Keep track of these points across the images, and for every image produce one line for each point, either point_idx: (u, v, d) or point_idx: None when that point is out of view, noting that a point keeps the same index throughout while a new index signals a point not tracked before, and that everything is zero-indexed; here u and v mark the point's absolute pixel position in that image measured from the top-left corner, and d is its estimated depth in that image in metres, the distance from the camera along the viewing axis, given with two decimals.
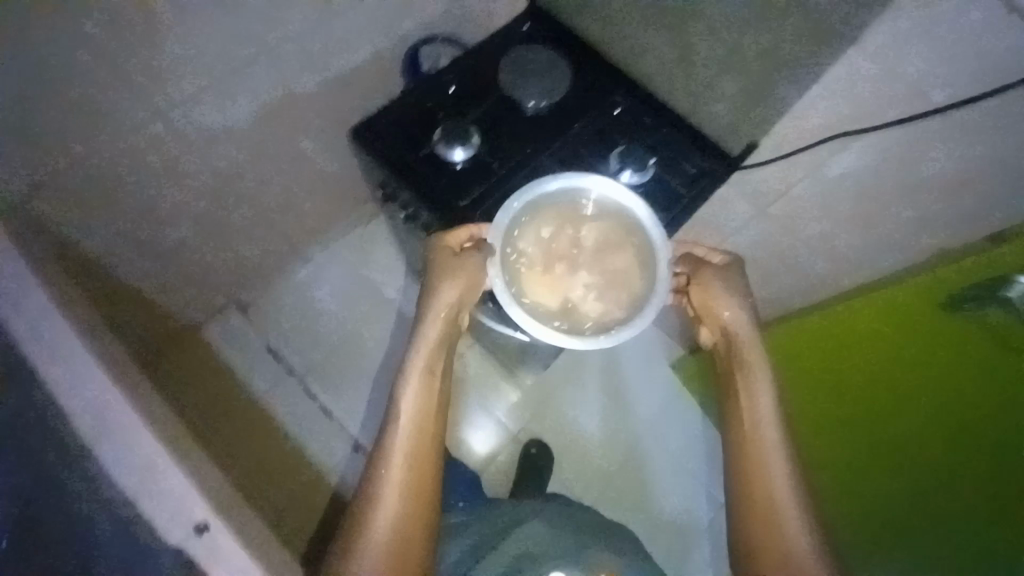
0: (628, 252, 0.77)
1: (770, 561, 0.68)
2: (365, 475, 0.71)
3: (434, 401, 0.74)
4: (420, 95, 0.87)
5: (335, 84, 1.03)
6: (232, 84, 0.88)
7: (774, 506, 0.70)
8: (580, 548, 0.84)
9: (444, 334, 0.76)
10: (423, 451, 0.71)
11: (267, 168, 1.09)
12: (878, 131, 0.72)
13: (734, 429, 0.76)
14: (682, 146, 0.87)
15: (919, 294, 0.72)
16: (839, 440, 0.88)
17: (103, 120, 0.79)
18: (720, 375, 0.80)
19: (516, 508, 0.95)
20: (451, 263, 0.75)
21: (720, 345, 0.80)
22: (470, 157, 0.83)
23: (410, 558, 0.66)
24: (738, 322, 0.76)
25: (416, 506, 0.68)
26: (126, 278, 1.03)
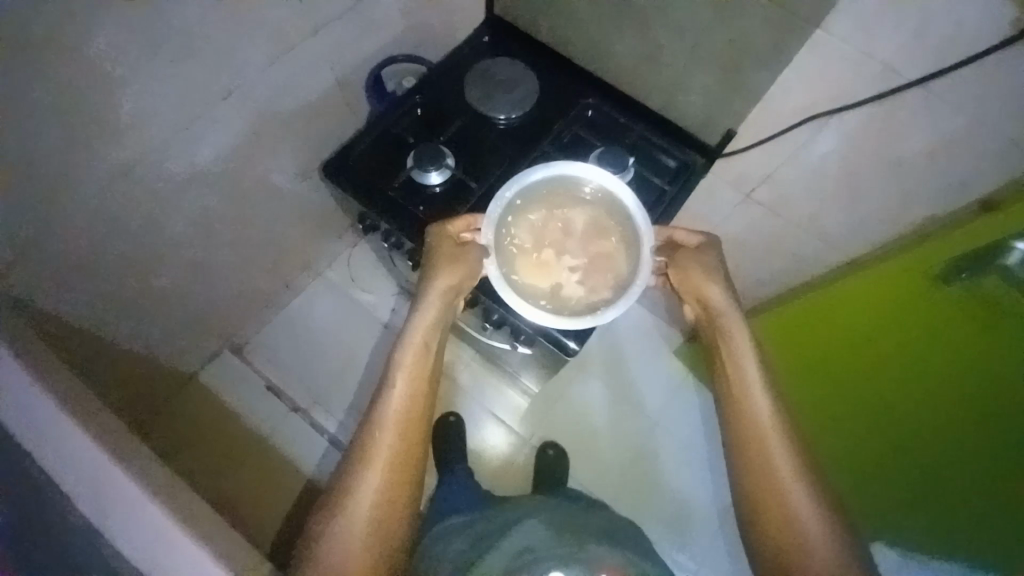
0: (615, 237, 0.79)
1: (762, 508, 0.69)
2: (354, 442, 0.71)
3: (423, 381, 0.74)
4: (388, 121, 0.85)
5: (305, 115, 1.01)
6: (198, 131, 0.86)
7: (761, 443, 0.70)
8: (581, 544, 0.76)
9: (439, 319, 0.76)
10: (413, 419, 0.72)
11: (245, 207, 1.07)
12: (852, 110, 0.74)
13: (725, 384, 0.75)
14: (658, 143, 0.85)
15: (912, 271, 0.74)
16: (839, 425, 0.89)
17: (69, 184, 0.77)
18: (707, 345, 0.79)
19: (513, 508, 0.87)
20: (450, 252, 0.76)
21: (703, 320, 0.78)
22: (447, 180, 0.82)
23: (390, 540, 0.67)
24: (722, 297, 0.75)
25: (398, 487, 0.69)
26: (114, 337, 1.01)
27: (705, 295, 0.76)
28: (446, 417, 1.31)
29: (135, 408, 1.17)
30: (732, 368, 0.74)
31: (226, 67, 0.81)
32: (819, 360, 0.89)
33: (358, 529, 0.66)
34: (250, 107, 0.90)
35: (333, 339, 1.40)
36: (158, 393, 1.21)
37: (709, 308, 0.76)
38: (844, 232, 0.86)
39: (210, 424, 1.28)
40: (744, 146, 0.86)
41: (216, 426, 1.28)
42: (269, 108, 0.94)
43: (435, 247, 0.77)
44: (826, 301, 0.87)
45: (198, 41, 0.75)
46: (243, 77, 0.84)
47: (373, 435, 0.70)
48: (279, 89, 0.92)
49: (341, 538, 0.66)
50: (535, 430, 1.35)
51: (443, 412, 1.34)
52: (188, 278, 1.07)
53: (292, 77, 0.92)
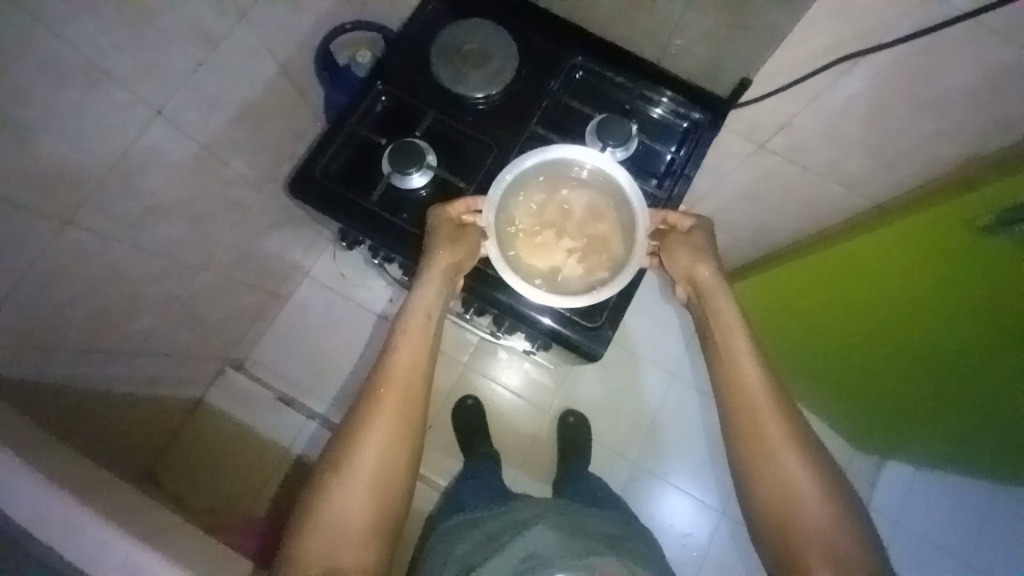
0: (612, 219, 0.72)
1: (770, 480, 0.67)
2: (359, 399, 0.70)
3: (421, 353, 0.71)
4: (355, 120, 0.78)
5: (254, 115, 0.88)
6: (145, 160, 0.72)
7: (757, 411, 0.69)
8: (588, 552, 0.73)
9: (439, 295, 0.72)
10: (412, 392, 0.70)
11: (217, 230, 0.95)
12: (887, 50, 0.65)
13: (717, 358, 0.74)
14: (661, 101, 0.80)
15: (954, 217, 0.67)
16: (880, 340, 0.93)
17: (18, 255, 0.63)
18: (698, 323, 0.77)
19: (518, 512, 0.85)
20: (451, 233, 0.71)
21: (693, 299, 0.77)
22: (430, 181, 0.76)
23: (383, 513, 0.65)
24: (711, 275, 0.74)
25: (397, 455, 0.67)
26: (113, 392, 0.92)
27: (695, 274, 0.75)
28: (463, 402, 1.32)
29: (146, 454, 1.09)
30: (727, 337, 0.73)
31: (151, 80, 0.67)
32: (852, 293, 0.89)
33: (356, 490, 0.65)
34: (192, 121, 0.76)
35: (337, 340, 1.37)
36: (170, 425, 1.15)
37: (698, 286, 0.75)
38: (867, 175, 0.83)
39: (224, 456, 1.22)
40: (758, 94, 0.79)
41: (220, 444, 1.22)
42: (213, 117, 0.80)
43: (437, 228, 0.71)
44: (847, 250, 0.83)
45: (108, 57, 0.61)
46: (174, 87, 0.71)
47: (377, 395, 0.69)
48: (220, 93, 0.78)
49: (340, 496, 0.64)
50: (553, 400, 1.36)
51: (458, 398, 1.34)
52: (173, 318, 0.97)
53: (229, 76, 0.78)
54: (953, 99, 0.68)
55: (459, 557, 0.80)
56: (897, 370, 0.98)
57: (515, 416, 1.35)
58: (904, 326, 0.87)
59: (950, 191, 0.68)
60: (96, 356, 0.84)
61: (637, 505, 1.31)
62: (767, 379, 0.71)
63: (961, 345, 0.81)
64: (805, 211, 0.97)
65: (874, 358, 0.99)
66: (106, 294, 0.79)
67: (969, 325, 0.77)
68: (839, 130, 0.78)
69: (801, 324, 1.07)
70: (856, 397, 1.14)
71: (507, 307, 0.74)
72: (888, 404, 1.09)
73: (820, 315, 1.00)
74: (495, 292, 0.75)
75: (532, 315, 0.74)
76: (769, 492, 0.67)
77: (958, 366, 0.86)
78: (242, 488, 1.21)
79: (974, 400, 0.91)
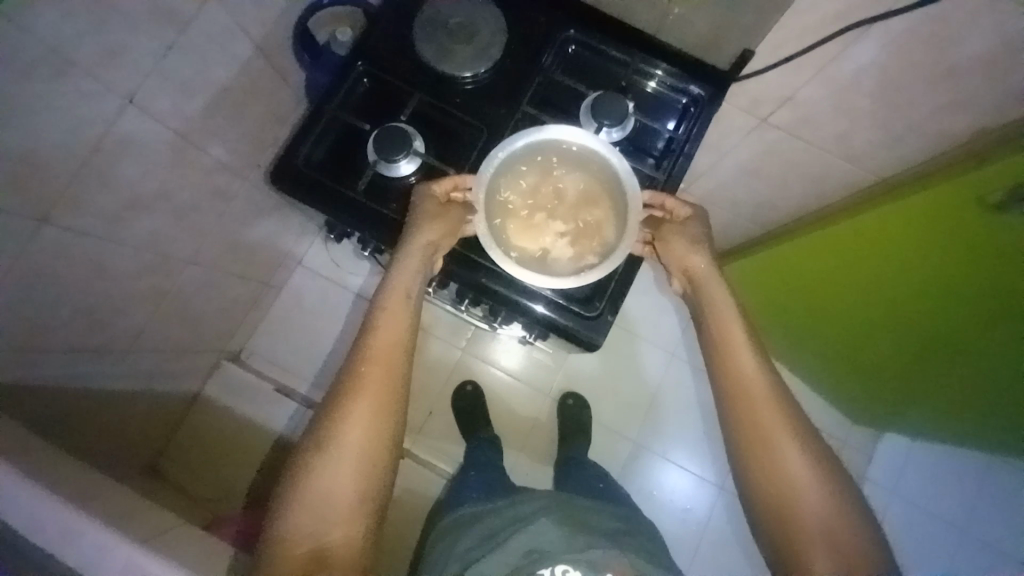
0: (606, 205, 0.69)
1: (772, 467, 0.67)
2: (340, 379, 0.69)
3: (401, 331, 0.70)
4: (336, 105, 0.74)
5: (231, 101, 0.83)
6: (119, 155, 0.68)
7: (754, 408, 0.69)
8: (590, 546, 0.75)
9: (419, 273, 0.69)
10: (392, 371, 0.69)
11: (203, 224, 0.91)
12: (900, 16, 0.61)
13: (714, 350, 0.72)
14: (658, 76, 0.76)
15: (962, 194, 0.65)
16: (886, 316, 0.93)
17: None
18: (694, 315, 0.76)
19: (518, 506, 0.86)
20: (434, 210, 0.69)
21: (689, 292, 0.76)
22: (419, 167, 0.73)
23: (371, 490, 0.65)
24: (706, 267, 0.73)
25: (380, 432, 0.67)
26: (106, 391, 0.91)
27: (690, 266, 0.74)
28: (462, 387, 1.32)
29: (145, 447, 1.09)
30: (723, 328, 0.72)
31: (116, 67, 0.63)
32: (856, 270, 0.88)
33: (341, 468, 0.64)
34: (165, 110, 0.72)
35: (332, 329, 1.35)
36: (170, 418, 1.15)
37: (694, 278, 0.74)
38: (874, 149, 0.80)
39: (228, 450, 1.22)
40: (760, 67, 0.75)
41: (218, 437, 1.22)
42: (189, 105, 0.75)
43: (421, 206, 0.69)
44: (848, 228, 0.82)
45: (68, 44, 0.57)
46: (143, 74, 0.66)
47: (358, 373, 0.68)
48: (194, 78, 0.74)
49: (325, 475, 0.64)
50: (553, 382, 1.36)
51: (458, 382, 1.34)
52: (162, 315, 0.94)
53: (202, 60, 0.73)
54: (967, 67, 0.64)
55: (460, 554, 0.81)
56: (890, 343, 0.99)
57: (515, 398, 1.35)
58: (899, 300, 0.87)
59: (962, 166, 0.66)
60: (83, 358, 0.82)
61: (637, 485, 1.32)
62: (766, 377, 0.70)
63: (965, 319, 0.82)
64: (808, 187, 0.94)
65: (874, 333, 0.99)
66: (88, 295, 0.76)
67: (966, 298, 0.77)
68: (847, 102, 0.75)
69: (796, 301, 1.06)
70: (851, 371, 1.15)
71: (496, 293, 0.72)
72: (881, 377, 1.10)
73: (821, 291, 0.99)
74: (487, 280, 0.72)
75: (527, 303, 0.72)
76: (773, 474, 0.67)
77: (959, 340, 0.87)
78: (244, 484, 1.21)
79: (965, 372, 0.93)
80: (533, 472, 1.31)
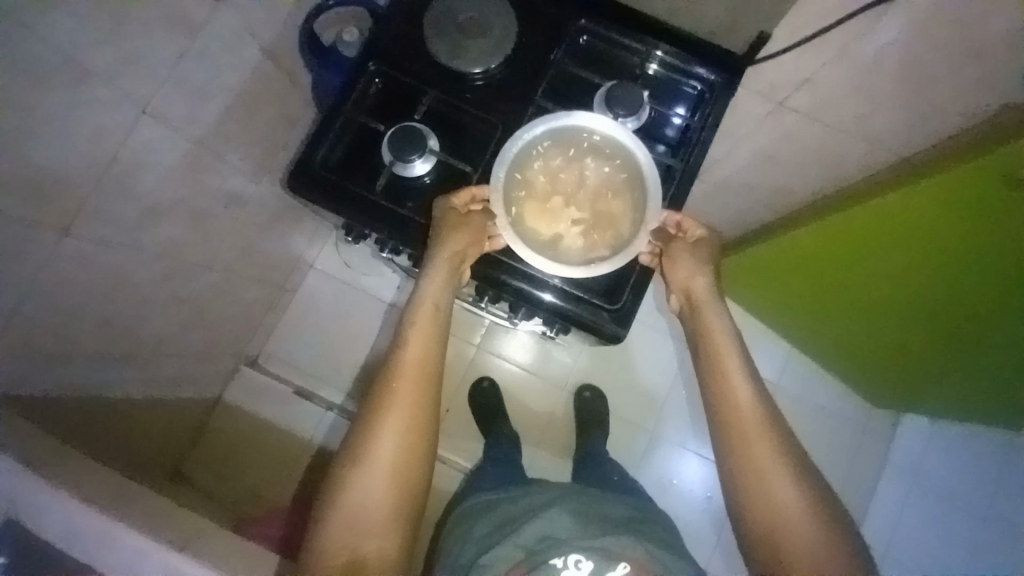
0: (625, 198, 0.69)
1: (764, 467, 0.68)
2: (372, 392, 0.70)
3: (430, 345, 0.71)
4: (348, 106, 0.74)
5: (244, 107, 0.83)
6: (137, 163, 0.69)
7: (747, 418, 0.70)
8: (603, 534, 0.77)
9: (446, 285, 0.71)
10: (421, 386, 0.70)
11: (217, 232, 0.91)
12: None
13: (710, 372, 0.73)
14: (673, 62, 0.75)
15: (989, 172, 0.64)
16: (905, 297, 0.92)
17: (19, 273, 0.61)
18: (690, 336, 0.76)
19: (533, 494, 0.87)
20: (456, 221, 0.70)
21: (686, 312, 0.76)
22: (435, 166, 0.73)
23: (405, 499, 0.67)
24: (706, 290, 0.74)
25: (413, 444, 0.68)
26: (133, 399, 0.92)
27: (692, 287, 0.74)
28: (479, 383, 1.32)
29: (175, 448, 1.12)
30: (715, 348, 0.73)
31: (133, 76, 0.63)
32: (874, 250, 0.87)
33: (375, 482, 0.65)
34: (180, 117, 0.72)
35: (349, 330, 1.36)
36: (196, 419, 1.17)
37: (695, 300, 0.74)
38: (894, 130, 0.79)
39: (253, 451, 1.25)
40: (777, 50, 0.74)
41: (242, 439, 1.24)
42: (204, 111, 0.76)
43: (443, 220, 0.69)
44: (866, 212, 0.81)
45: (84, 54, 0.57)
46: (157, 80, 0.66)
47: (388, 389, 0.69)
48: (208, 84, 0.74)
49: (359, 488, 0.65)
50: (569, 376, 1.36)
51: (474, 379, 1.34)
52: (182, 322, 0.95)
53: (215, 67, 0.73)
54: (990, 43, 0.63)
55: (476, 539, 0.82)
56: (904, 326, 0.99)
57: (532, 390, 1.36)
58: (915, 283, 0.87)
59: (993, 143, 0.64)
60: (110, 368, 0.84)
61: (655, 478, 1.32)
62: (757, 399, 0.71)
63: (985, 300, 0.81)
64: (825, 172, 0.92)
65: (890, 313, 0.98)
66: (111, 304, 0.77)
67: (986, 280, 0.77)
68: (867, 81, 0.73)
69: (808, 283, 1.06)
70: (864, 354, 1.16)
71: (506, 284, 0.72)
72: (895, 360, 1.11)
73: (836, 274, 0.98)
74: (505, 275, 0.71)
75: (541, 297, 0.71)
76: (783, 462, 0.68)
77: (974, 319, 0.86)
78: (257, 484, 1.23)
79: (978, 354, 0.93)
80: (552, 466, 1.31)
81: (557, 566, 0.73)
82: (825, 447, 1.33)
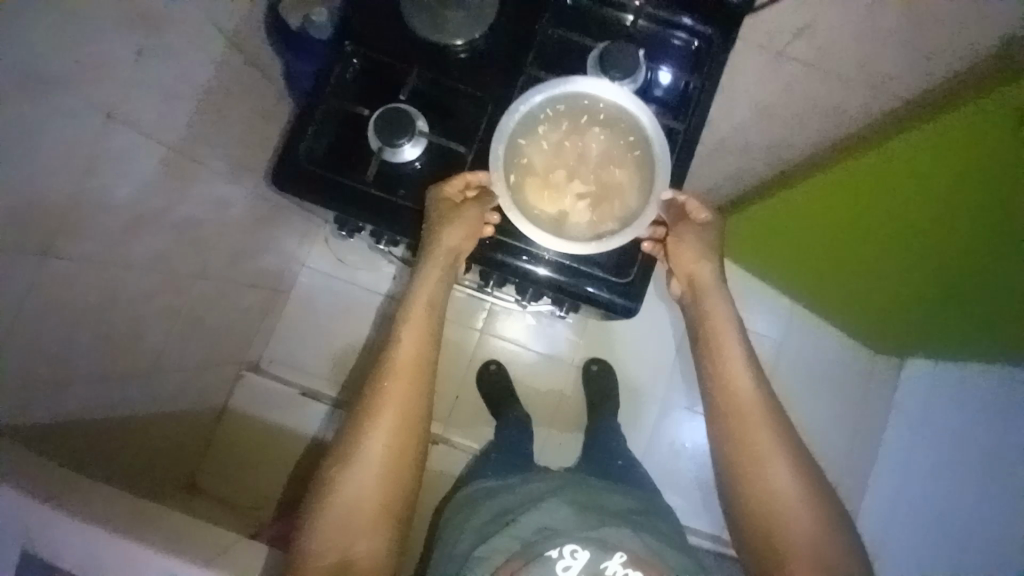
0: (630, 166, 0.66)
1: (757, 457, 0.71)
2: (365, 389, 0.70)
3: (423, 344, 0.71)
4: (328, 93, 0.70)
5: (218, 105, 0.79)
6: (113, 175, 0.65)
7: (745, 406, 0.73)
8: (602, 525, 0.78)
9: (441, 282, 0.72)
10: (413, 386, 0.70)
11: (204, 238, 0.88)
12: None
13: (711, 361, 0.76)
14: (664, 18, 0.71)
15: (1001, 111, 0.63)
16: (903, 248, 0.92)
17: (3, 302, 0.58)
18: (691, 322, 0.79)
19: (534, 482, 0.87)
20: (447, 211, 0.67)
21: (688, 297, 0.79)
22: (425, 150, 0.69)
23: (393, 501, 0.67)
24: (710, 276, 0.76)
25: (404, 444, 0.68)
26: (138, 417, 0.90)
27: (695, 274, 0.76)
28: (486, 366, 1.32)
29: (186, 460, 1.11)
30: (717, 337, 0.75)
31: (97, 81, 0.59)
32: (875, 201, 0.86)
33: (365, 482, 0.66)
34: (152, 123, 0.68)
35: (350, 328, 1.34)
36: (207, 423, 1.17)
37: (697, 286, 0.77)
38: (898, 73, 0.76)
39: (262, 454, 1.24)
40: None
41: (249, 444, 1.24)
42: (176, 114, 0.71)
43: (434, 210, 0.67)
44: (867, 160, 0.80)
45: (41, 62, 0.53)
46: (123, 84, 0.62)
47: (381, 387, 0.69)
48: (177, 84, 0.69)
49: (348, 488, 0.65)
50: (576, 351, 1.36)
51: (481, 362, 1.33)
52: (179, 335, 0.93)
53: (183, 65, 0.69)
54: None
55: (475, 528, 0.82)
56: (896, 276, 1.01)
57: (540, 368, 1.35)
58: (914, 234, 0.87)
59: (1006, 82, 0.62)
60: (114, 387, 0.81)
61: (660, 448, 1.34)
62: (757, 388, 0.74)
63: (981, 247, 0.81)
64: (826, 122, 0.90)
65: (888, 264, 0.99)
66: (106, 326, 0.74)
67: (967, 226, 0.79)
68: None
69: (804, 237, 1.06)
70: (862, 306, 1.18)
71: (507, 266, 0.70)
72: (893, 309, 1.13)
73: (834, 226, 0.98)
74: (501, 254, 0.70)
75: (533, 272, 0.69)
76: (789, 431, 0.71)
77: (969, 266, 0.87)
78: (253, 487, 1.22)
79: (974, 303, 0.95)
80: (565, 442, 1.32)
81: (552, 558, 0.74)
82: (828, 397, 1.35)
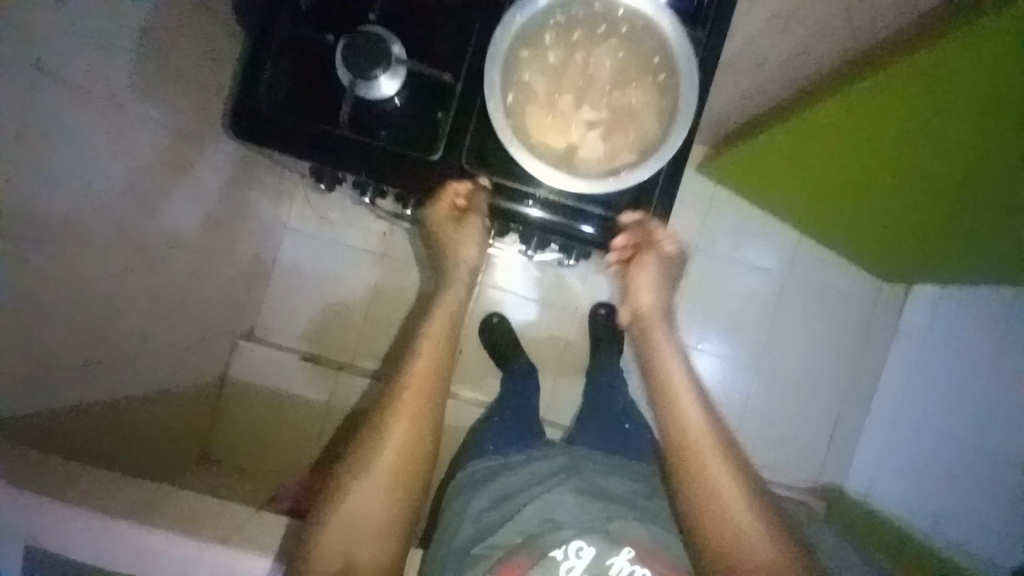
0: (647, 86, 0.59)
1: (712, 490, 0.76)
2: (383, 402, 0.75)
3: (439, 364, 0.77)
4: (285, 22, 0.61)
5: (162, 51, 0.68)
6: (57, 144, 0.56)
7: (698, 441, 0.79)
8: (609, 517, 0.80)
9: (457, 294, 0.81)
10: (427, 403, 0.74)
11: (176, 208, 0.80)
12: None
13: (660, 398, 0.84)
14: None
15: (985, 37, 0.60)
16: (909, 190, 0.88)
17: None
18: (640, 355, 0.89)
19: (537, 465, 0.87)
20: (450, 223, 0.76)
21: (635, 328, 0.90)
22: (403, 82, 0.59)
23: (399, 510, 0.69)
24: (655, 312, 0.88)
25: (415, 453, 0.71)
26: (138, 400, 0.86)
27: (643, 307, 0.87)
28: (488, 319, 1.28)
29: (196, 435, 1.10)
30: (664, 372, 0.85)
31: (13, 29, 0.49)
32: (874, 144, 0.83)
33: (375, 489, 0.68)
34: (90, 78, 0.58)
35: (343, 290, 1.28)
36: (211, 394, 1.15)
37: (642, 321, 0.88)
38: None
39: (271, 424, 1.23)
40: None
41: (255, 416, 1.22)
42: (117, 66, 0.62)
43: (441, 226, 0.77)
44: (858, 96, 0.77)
45: None
46: (45, 31, 0.52)
47: (397, 397, 0.74)
48: (110, 28, 0.59)
49: (358, 493, 0.68)
50: (580, 298, 1.32)
51: (482, 316, 1.30)
52: (169, 314, 0.87)
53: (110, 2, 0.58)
54: None
55: (474, 519, 0.81)
56: (899, 216, 0.98)
57: (543, 317, 1.32)
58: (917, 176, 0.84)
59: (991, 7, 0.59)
60: (107, 374, 0.77)
61: None
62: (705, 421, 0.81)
63: (987, 184, 0.77)
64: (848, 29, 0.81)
65: (896, 205, 0.95)
66: (90, 313, 0.69)
67: (965, 163, 0.76)
68: None
69: (804, 174, 1.03)
70: (867, 241, 1.15)
71: (504, 210, 0.64)
72: (899, 246, 1.10)
73: (836, 171, 0.95)
74: (497, 198, 0.63)
75: (527, 215, 0.64)
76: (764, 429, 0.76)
77: (981, 206, 0.82)
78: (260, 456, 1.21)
79: (984, 241, 0.91)
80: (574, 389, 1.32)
81: (556, 558, 0.74)
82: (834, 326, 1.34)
